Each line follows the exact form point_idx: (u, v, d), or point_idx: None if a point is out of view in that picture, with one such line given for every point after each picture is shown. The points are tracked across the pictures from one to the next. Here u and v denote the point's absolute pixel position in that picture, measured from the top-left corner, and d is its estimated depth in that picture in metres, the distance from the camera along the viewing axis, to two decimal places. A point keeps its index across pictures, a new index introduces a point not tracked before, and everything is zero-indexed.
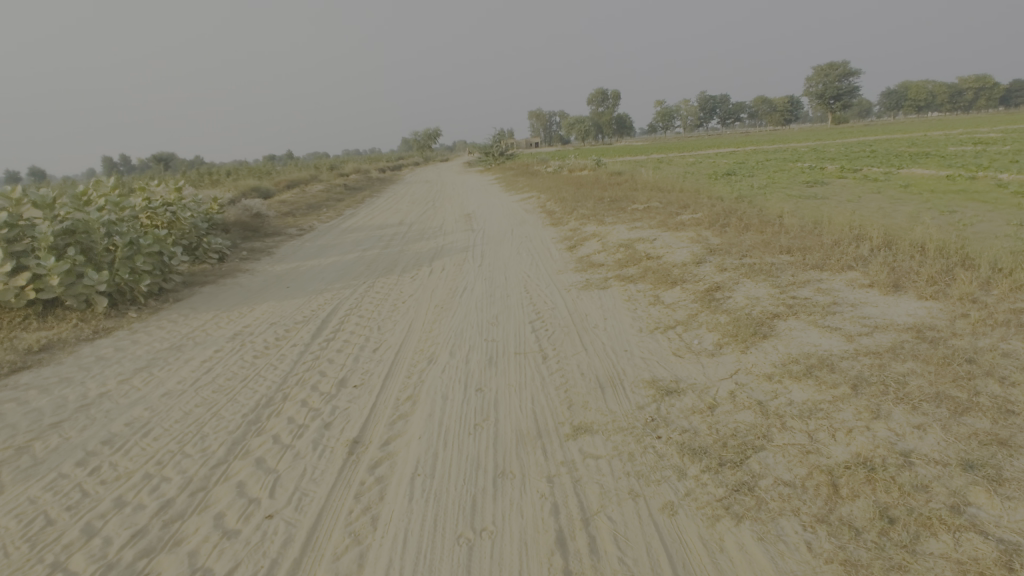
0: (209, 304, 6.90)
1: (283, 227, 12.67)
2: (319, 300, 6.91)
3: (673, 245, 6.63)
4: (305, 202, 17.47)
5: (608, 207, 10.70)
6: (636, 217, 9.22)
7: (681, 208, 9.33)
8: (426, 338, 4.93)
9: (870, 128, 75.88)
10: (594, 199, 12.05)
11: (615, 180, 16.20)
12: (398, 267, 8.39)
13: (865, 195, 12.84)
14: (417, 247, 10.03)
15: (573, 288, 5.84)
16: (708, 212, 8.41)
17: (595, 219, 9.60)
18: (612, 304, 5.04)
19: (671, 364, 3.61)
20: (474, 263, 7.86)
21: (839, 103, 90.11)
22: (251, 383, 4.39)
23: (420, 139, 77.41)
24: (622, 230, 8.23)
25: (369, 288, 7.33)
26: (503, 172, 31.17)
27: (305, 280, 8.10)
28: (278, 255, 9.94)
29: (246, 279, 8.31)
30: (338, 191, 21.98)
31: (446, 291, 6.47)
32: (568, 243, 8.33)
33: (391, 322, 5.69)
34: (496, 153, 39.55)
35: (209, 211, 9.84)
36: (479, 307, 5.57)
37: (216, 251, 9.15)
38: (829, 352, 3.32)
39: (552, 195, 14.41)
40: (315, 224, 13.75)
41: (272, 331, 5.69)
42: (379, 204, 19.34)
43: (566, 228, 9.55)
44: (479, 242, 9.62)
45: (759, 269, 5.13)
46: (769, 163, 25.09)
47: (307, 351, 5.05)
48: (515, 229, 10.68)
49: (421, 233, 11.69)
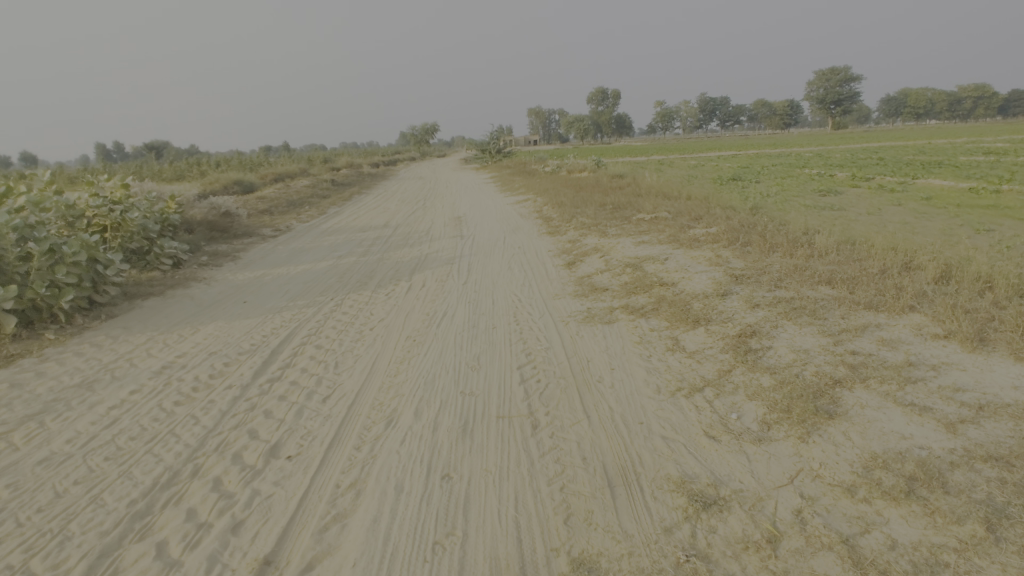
0: (146, 325, 5.94)
1: (256, 229, 11.64)
2: (276, 323, 5.95)
3: (689, 268, 5.69)
4: (287, 199, 16.42)
5: (610, 216, 9.74)
6: (642, 228, 8.29)
7: (693, 221, 8.39)
8: (389, 386, 3.97)
9: (871, 134, 75.43)
10: (595, 206, 11.08)
11: (617, 183, 15.25)
12: (373, 282, 7.43)
13: (886, 207, 11.96)
14: (398, 258, 9.07)
15: (571, 320, 4.89)
16: (724, 226, 7.48)
17: (597, 230, 8.63)
18: (620, 347, 4.09)
19: (704, 453, 2.69)
20: (458, 280, 6.90)
21: (840, 109, 89.55)
22: (158, 445, 3.43)
23: (417, 133, 76.25)
24: (627, 245, 7.28)
25: (336, 307, 6.37)
26: (501, 170, 30.13)
27: (266, 296, 7.13)
28: (243, 263, 8.97)
29: (199, 292, 7.33)
30: (324, 187, 20.91)
31: (422, 317, 5.51)
32: (566, 258, 7.39)
33: (352, 357, 4.73)
34: (494, 151, 38.57)
35: (165, 210, 8.82)
36: (457, 343, 4.61)
37: (170, 255, 8.15)
38: (930, 452, 2.40)
39: (549, 199, 13.45)
40: (293, 226, 12.75)
41: (208, 364, 4.72)
42: (368, 202, 18.34)
43: (564, 240, 8.59)
44: (467, 253, 8.67)
45: (799, 306, 4.21)
46: (775, 169, 24.24)
47: (242, 396, 4.08)
48: (507, 238, 9.71)
49: (405, 240, 10.71)
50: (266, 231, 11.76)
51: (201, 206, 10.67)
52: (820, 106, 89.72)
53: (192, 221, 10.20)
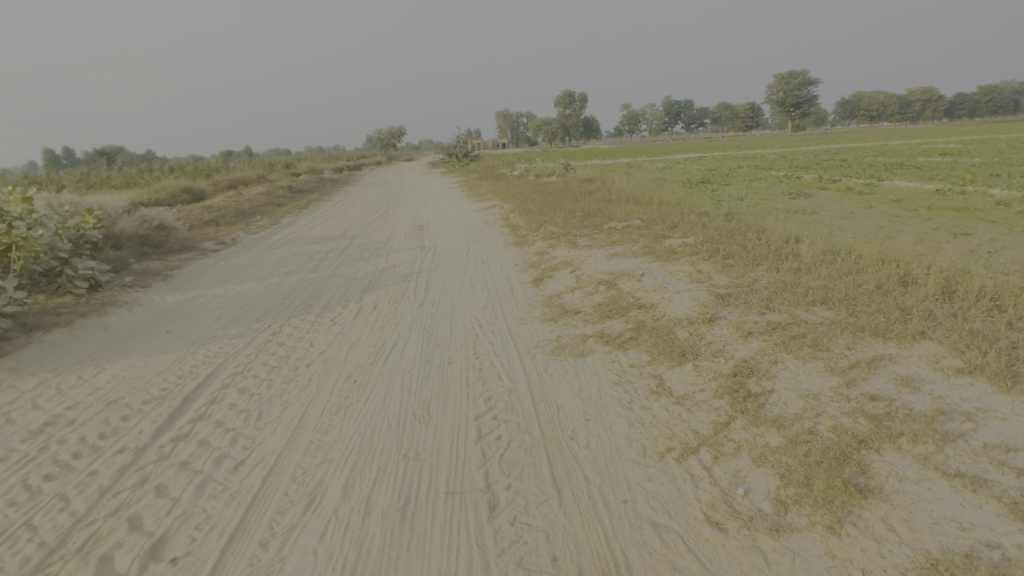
0: (40, 367, 5.06)
1: (197, 243, 10.67)
2: (199, 357, 5.14)
3: (668, 286, 5.12)
4: (237, 208, 15.40)
5: (580, 225, 9.16)
6: (615, 238, 7.74)
7: (668, 229, 7.86)
8: (317, 448, 3.25)
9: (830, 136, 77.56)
10: (564, 213, 10.52)
11: (586, 188, 14.76)
12: (319, 304, 6.65)
13: (859, 211, 11.75)
14: (350, 274, 8.28)
15: (539, 351, 4.25)
16: (701, 236, 6.99)
17: (567, 241, 8.02)
18: (596, 390, 3.46)
19: (709, 552, 2.07)
20: (414, 301, 6.19)
21: (800, 111, 91.97)
22: (4, 546, 2.64)
23: (384, 138, 75.02)
24: (599, 259, 6.68)
25: (273, 337, 5.58)
26: (469, 175, 29.44)
27: (194, 322, 6.27)
28: (175, 283, 8.06)
29: (116, 320, 6.43)
30: (281, 195, 19.86)
31: (368, 349, 4.79)
32: (533, 273, 6.77)
33: (280, 404, 3.97)
34: (461, 155, 37.86)
35: (81, 226, 7.85)
36: (405, 385, 3.92)
37: (86, 277, 7.22)
38: (1004, 553, 1.83)
39: (516, 205, 12.82)
40: (240, 238, 11.81)
41: (102, 419, 3.91)
42: (327, 210, 17.46)
43: (531, 252, 7.96)
44: (427, 267, 7.97)
45: (797, 335, 3.67)
46: (744, 171, 24.26)
47: (133, 465, 3.30)
48: (471, 249, 9.01)
49: (361, 252, 9.91)
50: (209, 245, 10.81)
51: (131, 219, 9.67)
52: (781, 109, 92.05)
53: (119, 237, 9.21)
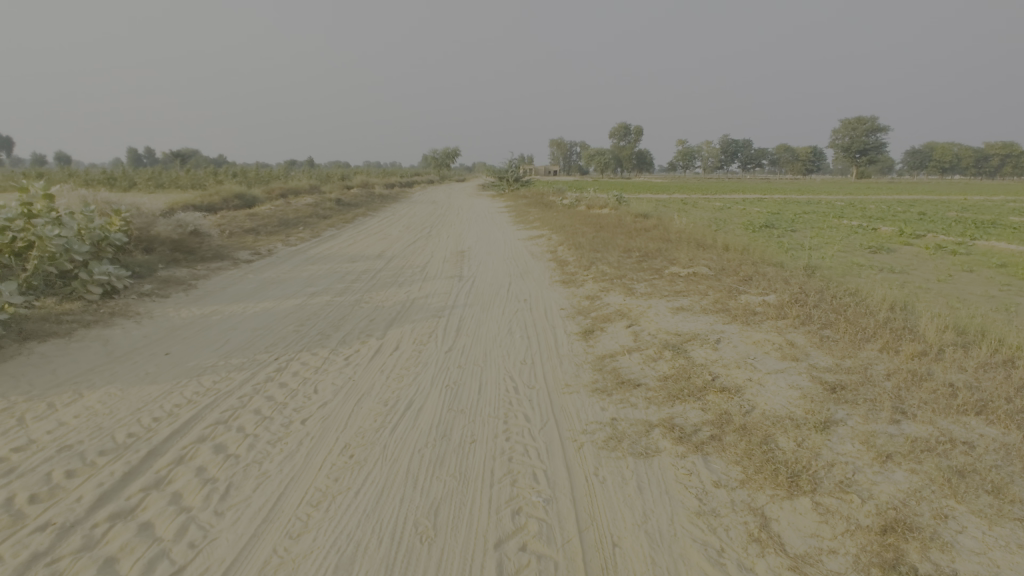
0: (15, 387, 4.47)
1: (231, 252, 10.28)
2: (187, 392, 4.43)
3: (754, 362, 4.07)
4: (281, 218, 15.20)
5: (636, 267, 8.19)
6: (678, 287, 6.73)
7: (741, 282, 6.77)
8: (278, 568, 2.38)
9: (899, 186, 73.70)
10: (618, 251, 9.57)
11: (641, 224, 13.77)
12: (336, 336, 5.92)
13: (957, 273, 10.27)
14: (379, 301, 7.55)
15: (588, 440, 3.29)
16: (785, 295, 5.88)
17: (622, 286, 7.04)
18: (667, 523, 2.46)
19: None
20: (440, 346, 5.35)
21: (867, 158, 88.08)
22: None
23: (438, 157, 76.38)
24: (662, 313, 5.68)
25: (276, 373, 4.83)
26: (517, 201, 28.89)
27: (198, 345, 5.63)
28: (195, 295, 7.53)
29: (120, 334, 5.88)
30: (327, 207, 19.71)
31: (377, 407, 3.93)
32: (581, 322, 5.83)
33: (255, 477, 3.15)
34: (512, 179, 37.61)
35: (107, 229, 7.49)
36: (411, 474, 3.02)
37: (102, 283, 6.78)
38: None
39: (565, 237, 11.96)
40: (276, 250, 11.40)
41: (43, 473, 3.20)
42: (370, 226, 17.12)
43: (580, 295, 7.02)
44: (462, 302, 7.16)
45: (964, 468, 2.57)
46: (810, 217, 22.68)
47: (47, 555, 2.53)
48: (512, 284, 8.17)
49: (395, 276, 9.21)
50: (243, 255, 10.40)
51: (166, 223, 9.33)
52: (846, 155, 88.49)
53: (151, 241, 8.86)
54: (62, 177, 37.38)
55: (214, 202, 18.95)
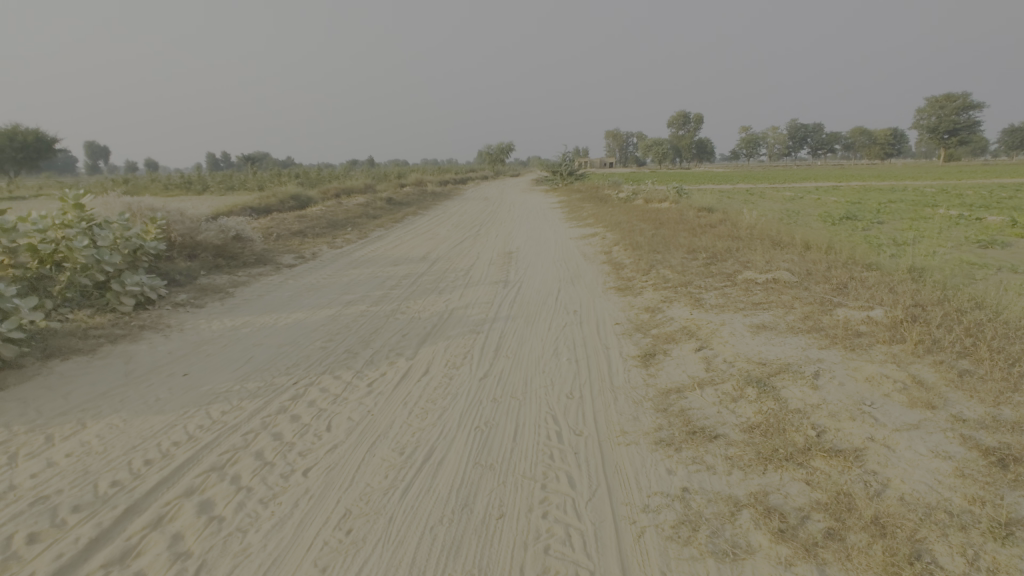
0: (21, 413, 4.13)
1: (274, 256, 10.06)
2: (193, 425, 3.96)
3: (872, 412, 3.13)
4: (329, 218, 15.08)
5: (703, 271, 7.20)
6: (755, 297, 5.72)
7: (835, 291, 5.69)
8: None
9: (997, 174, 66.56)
10: (680, 251, 8.57)
11: (705, 219, 12.59)
12: (365, 354, 5.38)
13: None
14: (417, 311, 6.98)
15: (652, 524, 2.50)
16: (895, 311, 4.79)
17: (688, 295, 6.11)
18: None
19: None
20: (476, 370, 4.66)
21: (957, 138, 80.21)
22: None
23: (492, 152, 76.20)
24: (739, 333, 4.75)
25: (291, 402, 4.31)
26: (571, 195, 27.94)
27: (219, 365, 5.22)
28: (230, 305, 7.24)
29: (145, 349, 5.57)
30: (378, 206, 19.58)
31: (392, 457, 3.29)
32: (639, 342, 4.98)
33: (235, 555, 2.57)
34: (565, 173, 36.61)
35: (145, 237, 7.31)
36: (418, 570, 2.33)
37: (137, 294, 6.56)
38: None
39: (621, 236, 11.02)
40: (320, 253, 11.14)
41: (3, 536, 2.73)
42: (419, 225, 16.78)
43: (638, 306, 6.16)
44: (504, 313, 6.46)
45: None
46: (899, 207, 20.42)
47: None
48: (561, 291, 7.40)
49: (437, 282, 8.65)
50: (286, 259, 10.16)
51: (210, 227, 9.14)
52: (933, 136, 81.01)
53: (193, 246, 8.69)
54: (143, 182, 39.89)
55: (269, 203, 19.23)
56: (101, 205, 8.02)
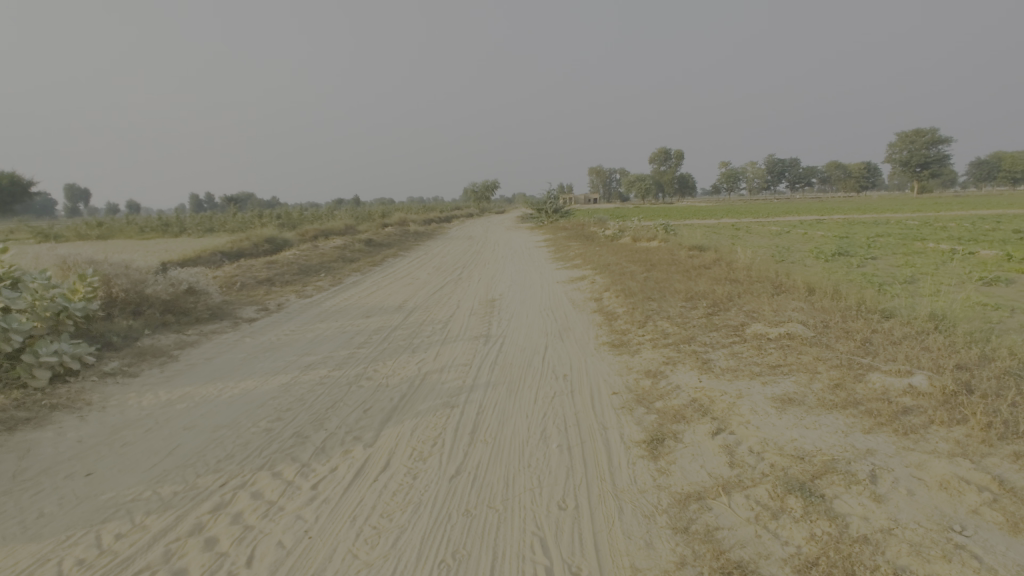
0: None
1: (234, 310, 9.19)
2: (72, 559, 3.03)
3: (967, 545, 2.35)
4: (302, 264, 14.30)
5: (705, 324, 6.47)
6: (771, 359, 5.00)
7: (860, 349, 4.98)
8: None
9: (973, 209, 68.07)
10: (678, 300, 7.89)
11: (698, 260, 12.03)
12: (316, 439, 4.49)
13: None
14: (385, 376, 6.11)
15: None
16: (941, 379, 4.09)
17: (694, 356, 5.35)
18: None
19: None
20: (446, 464, 3.81)
21: (929, 171, 82.59)
22: None
23: (477, 190, 76.60)
24: (762, 410, 3.98)
25: (210, 518, 3.40)
26: (557, 233, 27.46)
27: (136, 459, 4.29)
28: (171, 372, 6.32)
29: (50, 438, 4.62)
30: (357, 249, 18.81)
31: None
32: (643, 421, 4.19)
33: None
34: (551, 210, 36.44)
35: (75, 296, 6.44)
36: None
37: (55, 366, 5.64)
38: None
39: (611, 280, 10.35)
40: (286, 303, 10.28)
41: None
42: (399, 268, 16.04)
43: (637, 369, 5.37)
44: (484, 378, 5.64)
45: None
46: (889, 241, 20.23)
47: None
48: (549, 348, 6.59)
49: (411, 337, 7.81)
50: (247, 313, 9.28)
51: (158, 280, 8.28)
52: (906, 169, 83.37)
53: (139, 302, 7.80)
54: (119, 225, 38.80)
55: (242, 248, 18.43)
56: (31, 261, 7.16)
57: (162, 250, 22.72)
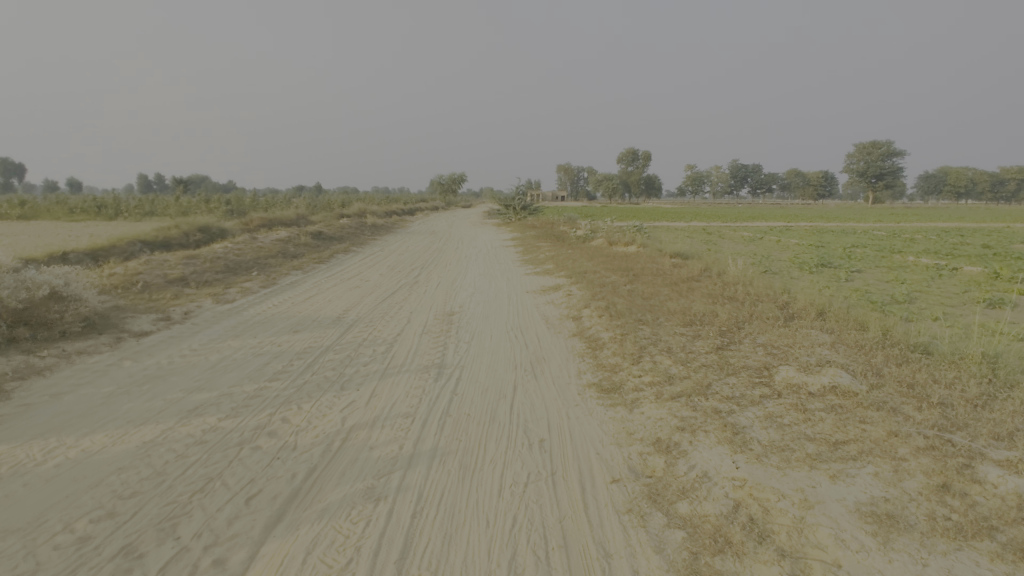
0: None
1: (121, 322, 7.30)
2: None
3: None
4: (232, 259, 12.35)
5: (718, 365, 5.08)
6: (825, 431, 3.63)
7: (943, 418, 3.65)
8: None
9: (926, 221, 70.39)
10: (674, 325, 6.53)
11: (684, 271, 10.78)
12: (151, 568, 2.82)
13: None
14: (294, 431, 4.43)
15: None
16: None
17: (717, 419, 3.93)
18: None
19: None
20: None
21: (884, 183, 85.30)
22: None
23: (443, 183, 74.61)
24: (852, 539, 2.56)
25: None
26: (524, 232, 25.90)
27: None
28: None
29: None
30: (302, 243, 16.79)
31: None
32: (665, 547, 2.71)
33: None
34: (519, 207, 35.06)
35: None
36: None
37: None
38: None
39: (589, 293, 8.94)
40: (197, 312, 8.41)
41: None
42: (349, 267, 14.27)
43: (640, 436, 3.90)
44: (429, 442, 4.08)
45: None
46: (865, 252, 19.68)
47: None
48: (518, 392, 5.07)
49: (344, 366, 6.15)
50: (139, 325, 7.40)
51: (9, 281, 6.34)
52: (862, 179, 85.87)
53: None
54: (44, 204, 35.01)
55: (170, 238, 16.26)
56: None
57: (79, 236, 20.01)
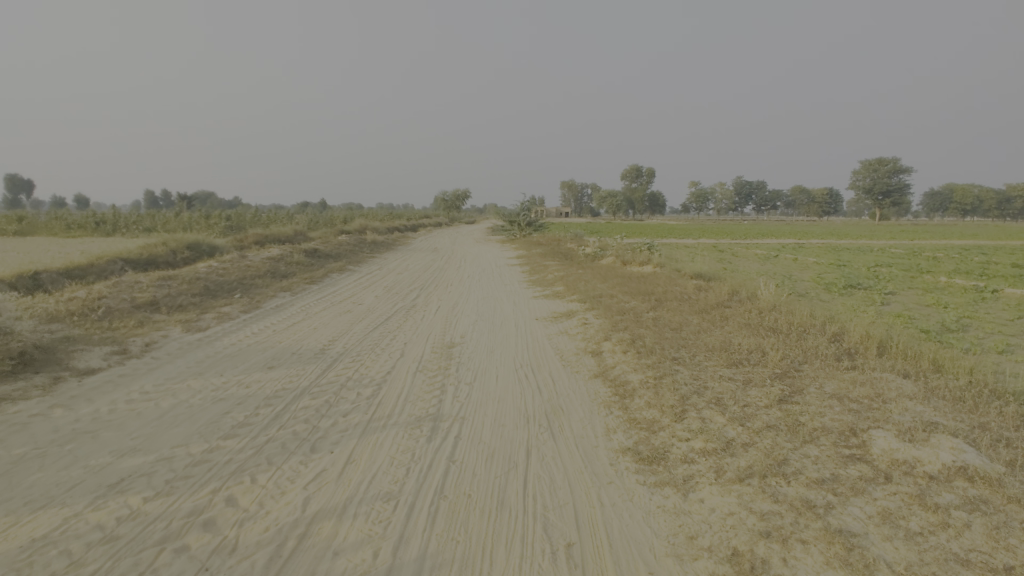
0: None
1: (65, 359, 6.26)
2: None
3: None
4: (214, 280, 11.36)
5: (787, 426, 3.97)
6: (980, 548, 2.53)
7: None
8: None
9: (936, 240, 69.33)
10: (715, 368, 5.46)
11: (711, 295, 9.73)
12: None
13: None
14: (237, 521, 3.34)
15: None
16: None
17: (813, 520, 2.82)
18: None
19: None
20: None
21: (890, 200, 84.46)
22: None
23: (447, 199, 74.19)
24: None
25: None
26: (530, 249, 24.91)
27: None
28: None
29: None
30: (295, 261, 15.84)
31: None
32: None
33: None
34: (524, 223, 34.24)
35: None
36: None
37: None
38: None
39: (608, 322, 7.87)
40: (161, 343, 7.36)
41: None
42: (343, 288, 13.28)
43: (706, 543, 2.80)
44: (417, 544, 3.00)
45: None
46: (891, 273, 18.61)
47: None
48: (533, 461, 3.99)
49: (319, 417, 5.07)
50: (87, 361, 6.36)
51: None
52: (869, 197, 85.04)
53: None
54: (42, 220, 34.27)
55: (155, 255, 15.33)
56: None
57: (67, 252, 19.11)
